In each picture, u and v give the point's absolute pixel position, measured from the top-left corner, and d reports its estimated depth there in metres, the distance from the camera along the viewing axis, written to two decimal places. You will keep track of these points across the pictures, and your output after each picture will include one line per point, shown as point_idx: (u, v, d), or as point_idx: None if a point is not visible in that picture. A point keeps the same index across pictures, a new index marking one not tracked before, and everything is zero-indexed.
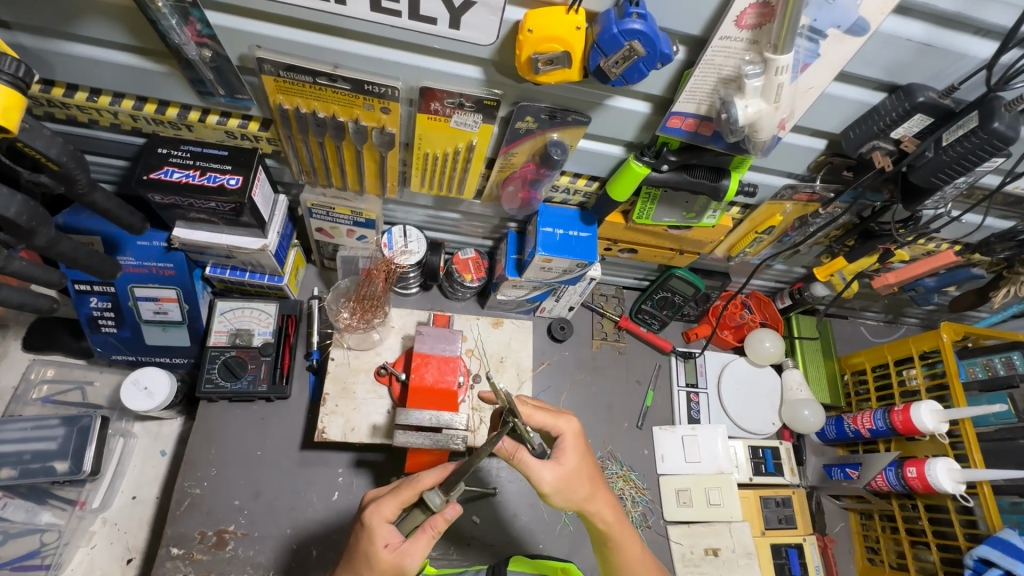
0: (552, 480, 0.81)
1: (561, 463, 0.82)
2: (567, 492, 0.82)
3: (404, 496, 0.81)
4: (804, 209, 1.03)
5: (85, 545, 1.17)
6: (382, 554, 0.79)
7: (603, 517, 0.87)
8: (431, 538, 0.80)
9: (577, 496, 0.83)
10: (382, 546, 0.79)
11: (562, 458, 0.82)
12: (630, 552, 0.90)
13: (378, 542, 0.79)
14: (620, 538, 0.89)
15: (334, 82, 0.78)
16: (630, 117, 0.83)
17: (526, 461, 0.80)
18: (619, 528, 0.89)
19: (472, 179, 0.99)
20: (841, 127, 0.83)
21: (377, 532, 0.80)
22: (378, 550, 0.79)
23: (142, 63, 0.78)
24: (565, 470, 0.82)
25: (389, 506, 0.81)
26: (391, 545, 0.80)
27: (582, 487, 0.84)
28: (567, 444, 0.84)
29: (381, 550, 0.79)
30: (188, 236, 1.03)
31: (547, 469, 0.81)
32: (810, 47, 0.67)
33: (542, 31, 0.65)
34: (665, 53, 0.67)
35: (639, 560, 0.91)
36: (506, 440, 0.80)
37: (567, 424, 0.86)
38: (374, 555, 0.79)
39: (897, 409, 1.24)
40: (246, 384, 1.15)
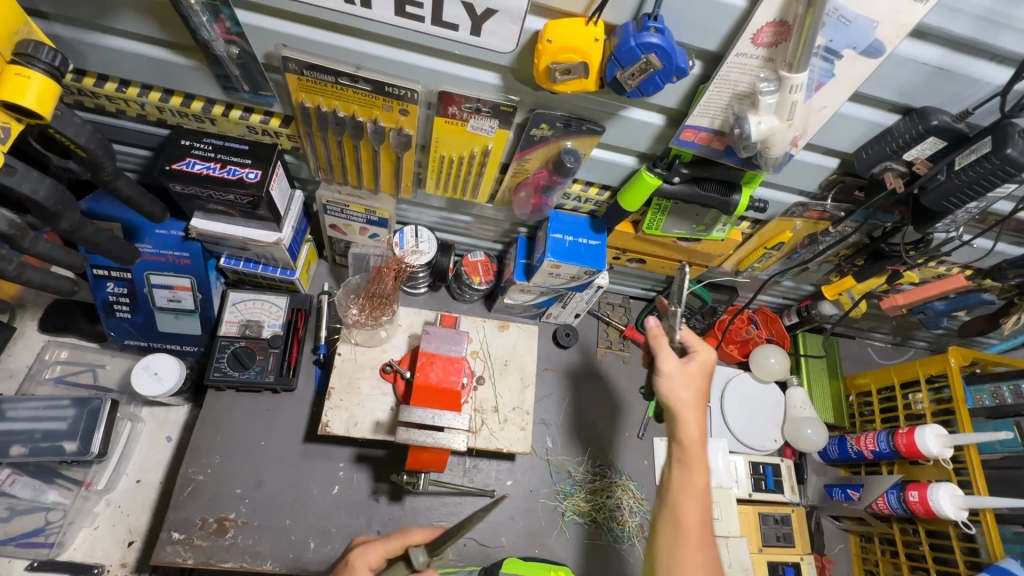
0: (671, 367, 0.94)
1: (683, 363, 0.94)
2: (676, 383, 0.92)
3: (392, 545, 0.87)
4: (815, 226, 1.03)
5: (88, 526, 1.19)
6: None
7: (690, 431, 0.90)
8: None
9: (681, 395, 0.92)
10: None
11: (687, 361, 0.95)
12: (696, 479, 0.88)
13: (354, 569, 0.84)
14: (693, 455, 0.89)
15: (356, 82, 0.79)
16: (645, 128, 0.84)
17: (659, 345, 0.95)
18: (693, 448, 0.90)
19: (485, 183, 1.01)
20: (853, 147, 0.83)
21: (356, 565, 0.85)
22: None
23: (171, 57, 0.80)
24: (686, 374, 0.94)
25: (375, 552, 0.87)
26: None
27: (691, 394, 0.93)
28: (698, 356, 0.95)
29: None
30: (205, 227, 1.05)
31: (671, 358, 0.94)
32: (825, 67, 0.67)
33: (562, 40, 0.67)
34: (681, 67, 0.68)
35: (700, 487, 0.88)
36: (655, 324, 0.97)
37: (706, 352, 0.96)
38: None
39: (902, 431, 1.23)
40: (253, 375, 1.16)
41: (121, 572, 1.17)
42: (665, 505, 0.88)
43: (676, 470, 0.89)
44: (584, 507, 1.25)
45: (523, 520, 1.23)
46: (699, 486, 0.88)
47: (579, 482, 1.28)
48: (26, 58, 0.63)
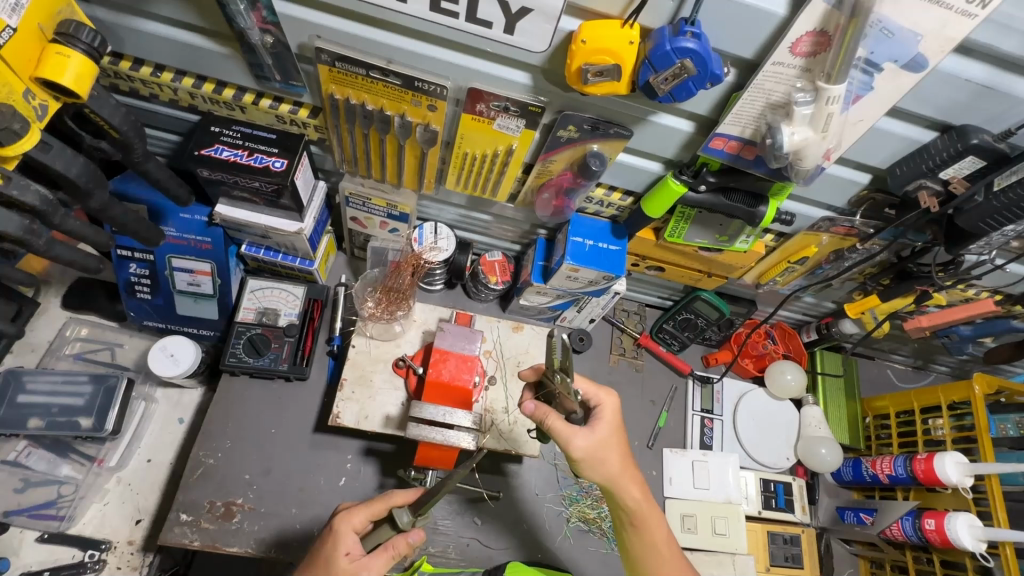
0: (581, 447, 0.85)
1: (593, 432, 0.87)
2: (598, 460, 0.86)
3: (375, 510, 0.93)
4: (841, 242, 1.01)
5: (99, 501, 1.20)
6: (341, 561, 0.88)
7: (636, 500, 0.88)
8: (388, 559, 0.88)
9: (607, 469, 0.86)
10: (342, 554, 0.89)
11: (596, 427, 0.87)
12: (655, 534, 0.88)
13: (341, 548, 0.89)
14: (648, 516, 0.88)
15: (386, 76, 0.79)
16: (673, 135, 0.83)
17: (559, 427, 0.85)
18: (644, 512, 0.88)
19: (507, 183, 1.01)
20: (886, 163, 0.82)
21: (342, 540, 0.90)
22: (338, 558, 0.88)
23: (207, 44, 0.81)
24: (601, 441, 0.87)
25: (359, 517, 0.92)
26: (350, 555, 0.89)
27: (613, 461, 0.87)
28: (603, 415, 0.88)
29: (341, 556, 0.88)
30: (230, 214, 1.06)
31: (579, 436, 0.85)
32: (864, 79, 0.66)
33: (596, 42, 0.66)
34: (716, 74, 0.67)
35: (662, 539, 0.88)
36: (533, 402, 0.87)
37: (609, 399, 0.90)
38: (333, 561, 0.88)
39: (920, 457, 1.19)
40: (268, 362, 1.17)
41: (128, 549, 1.18)
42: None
43: (643, 552, 0.88)
44: (590, 515, 1.24)
45: (527, 524, 1.21)
46: (670, 546, 0.89)
47: (585, 488, 1.27)
48: (68, 38, 0.64)
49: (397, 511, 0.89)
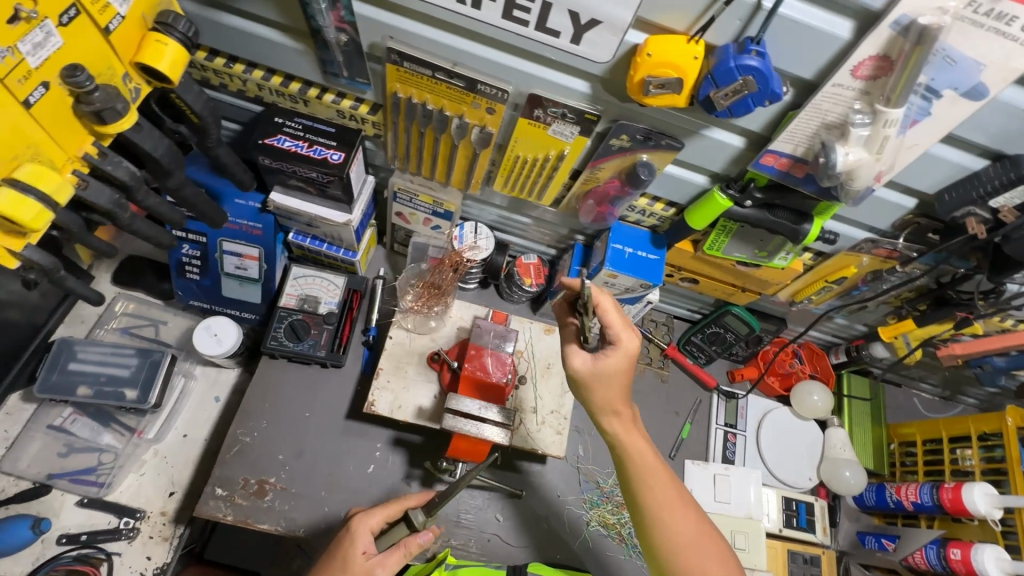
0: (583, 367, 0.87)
1: (598, 359, 0.86)
2: (592, 388, 0.87)
3: (390, 511, 0.97)
4: (882, 265, 1.01)
5: (135, 471, 1.24)
6: (358, 558, 0.91)
7: (630, 441, 0.89)
8: (402, 557, 0.92)
9: (597, 398, 0.88)
10: (359, 552, 0.92)
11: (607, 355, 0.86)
12: (649, 471, 0.88)
13: (358, 545, 0.93)
14: (634, 450, 0.88)
15: (450, 78, 0.83)
16: (724, 149, 0.85)
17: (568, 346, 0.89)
18: (635, 448, 0.89)
19: (553, 188, 1.04)
20: (934, 188, 0.83)
21: (359, 538, 0.94)
22: (355, 554, 0.92)
23: (283, 40, 0.86)
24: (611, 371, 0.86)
25: (376, 518, 0.97)
26: (365, 554, 0.93)
27: (607, 394, 0.88)
28: (617, 353, 0.86)
29: (358, 553, 0.92)
30: (283, 202, 1.10)
31: (578, 357, 0.87)
32: (922, 105, 0.68)
33: (661, 55, 0.69)
34: (776, 92, 0.69)
35: (654, 475, 0.88)
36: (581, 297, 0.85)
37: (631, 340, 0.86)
38: (350, 558, 0.92)
39: (947, 486, 1.19)
40: (307, 348, 1.21)
41: (160, 520, 1.21)
42: (659, 526, 0.85)
43: (642, 493, 0.87)
44: (610, 520, 1.25)
45: (547, 524, 1.23)
46: (667, 484, 0.88)
47: (606, 493, 1.28)
48: (166, 27, 0.68)
49: (411, 511, 0.92)
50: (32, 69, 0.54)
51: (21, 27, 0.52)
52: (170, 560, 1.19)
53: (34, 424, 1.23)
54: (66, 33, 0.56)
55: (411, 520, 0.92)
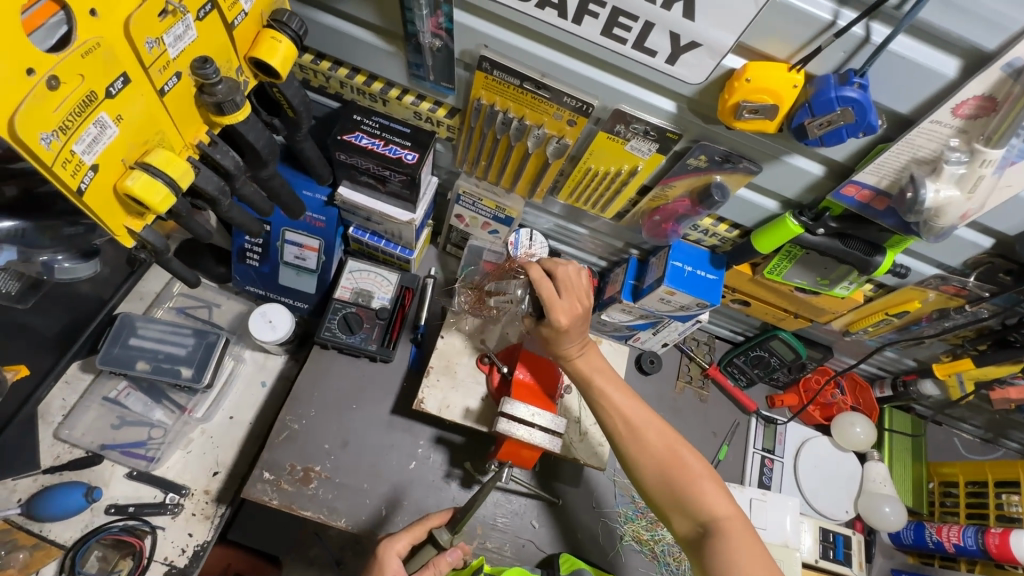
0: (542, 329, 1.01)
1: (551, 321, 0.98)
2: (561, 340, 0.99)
3: (415, 534, 1.01)
4: (947, 301, 1.01)
5: (182, 449, 1.27)
6: None
7: (596, 376, 1.01)
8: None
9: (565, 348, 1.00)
10: None
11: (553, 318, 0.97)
12: (615, 397, 0.99)
13: (388, 569, 0.97)
14: (604, 386, 1.00)
15: (537, 88, 0.84)
16: (802, 175, 0.86)
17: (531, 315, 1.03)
18: (600, 379, 1.01)
19: (619, 202, 1.05)
20: (1016, 230, 0.82)
21: (388, 563, 0.98)
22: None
23: (376, 41, 0.88)
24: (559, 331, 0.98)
25: (401, 542, 1.00)
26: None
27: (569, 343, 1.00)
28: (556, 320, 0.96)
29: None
30: (350, 197, 1.12)
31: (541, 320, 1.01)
32: (1021, 147, 0.67)
33: (760, 81, 0.70)
34: (872, 124, 0.69)
35: (625, 404, 0.99)
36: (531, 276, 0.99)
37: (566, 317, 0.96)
38: None
39: (993, 531, 1.17)
40: (359, 341, 1.23)
41: (204, 498, 1.24)
42: (630, 441, 0.97)
43: (611, 418, 0.99)
44: (643, 535, 1.24)
45: (582, 533, 1.23)
46: (632, 407, 0.99)
47: (640, 508, 1.28)
48: (280, 25, 0.71)
49: (436, 533, 0.99)
50: (170, 60, 0.57)
51: (168, 20, 0.55)
52: (211, 538, 1.21)
53: (91, 395, 1.26)
54: (201, 27, 0.59)
55: (437, 540, 0.98)
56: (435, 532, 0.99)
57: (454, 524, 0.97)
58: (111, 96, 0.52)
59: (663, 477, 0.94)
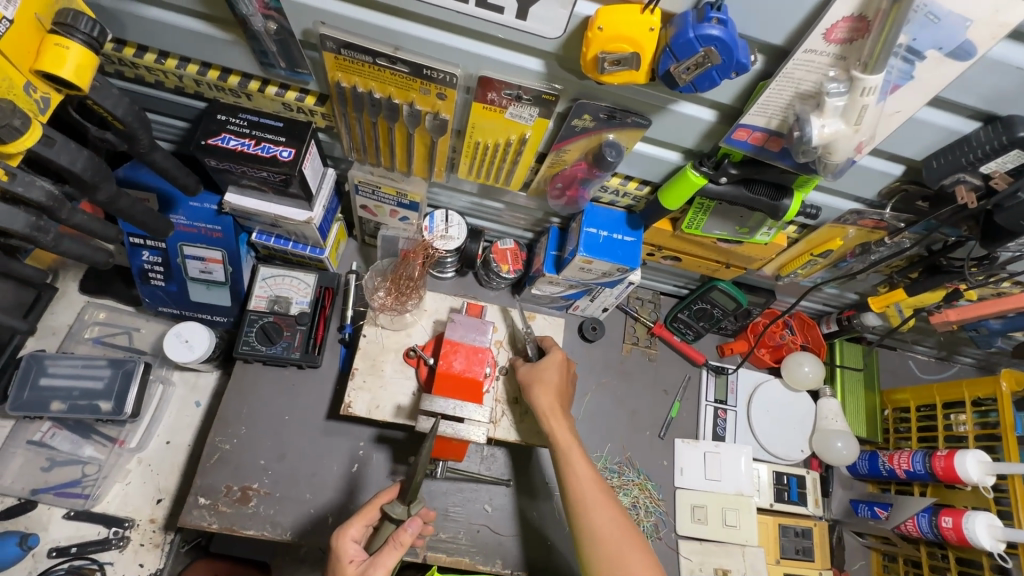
0: (524, 376, 1.09)
1: (535, 367, 1.10)
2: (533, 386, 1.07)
3: (368, 517, 0.93)
4: (869, 236, 0.96)
5: (121, 481, 1.23)
6: (349, 567, 0.87)
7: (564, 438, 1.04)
8: (396, 553, 0.86)
9: (540, 399, 1.05)
10: (349, 561, 0.88)
11: (537, 366, 1.10)
12: (578, 465, 1.02)
13: (345, 555, 0.89)
14: (569, 447, 1.03)
15: (393, 64, 0.76)
16: (694, 124, 0.79)
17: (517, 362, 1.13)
18: (571, 447, 1.03)
19: (519, 172, 0.97)
20: (923, 154, 0.76)
21: (343, 550, 0.89)
22: (345, 566, 0.88)
23: (210, 31, 0.79)
24: (539, 379, 1.08)
25: (355, 528, 0.92)
26: (356, 562, 0.88)
27: (546, 397, 1.06)
28: (549, 360, 1.11)
29: (346, 564, 0.87)
30: (238, 203, 1.05)
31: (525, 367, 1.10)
32: (904, 68, 0.61)
33: (614, 29, 0.62)
34: (742, 62, 0.63)
35: (585, 472, 1.02)
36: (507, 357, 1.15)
37: (553, 372, 1.09)
38: (341, 571, 0.87)
39: (940, 454, 1.16)
40: (280, 351, 1.17)
41: (150, 527, 1.21)
42: (580, 517, 0.99)
43: (573, 482, 1.01)
44: None
45: (535, 511, 1.22)
46: (590, 477, 1.02)
47: None
48: (66, 28, 0.61)
49: (386, 507, 0.89)
50: None
51: None
52: (164, 565, 1.19)
53: (14, 441, 1.20)
54: None
55: (391, 514, 0.89)
56: (387, 507, 0.89)
57: (403, 493, 0.89)
58: None
59: (608, 547, 0.96)
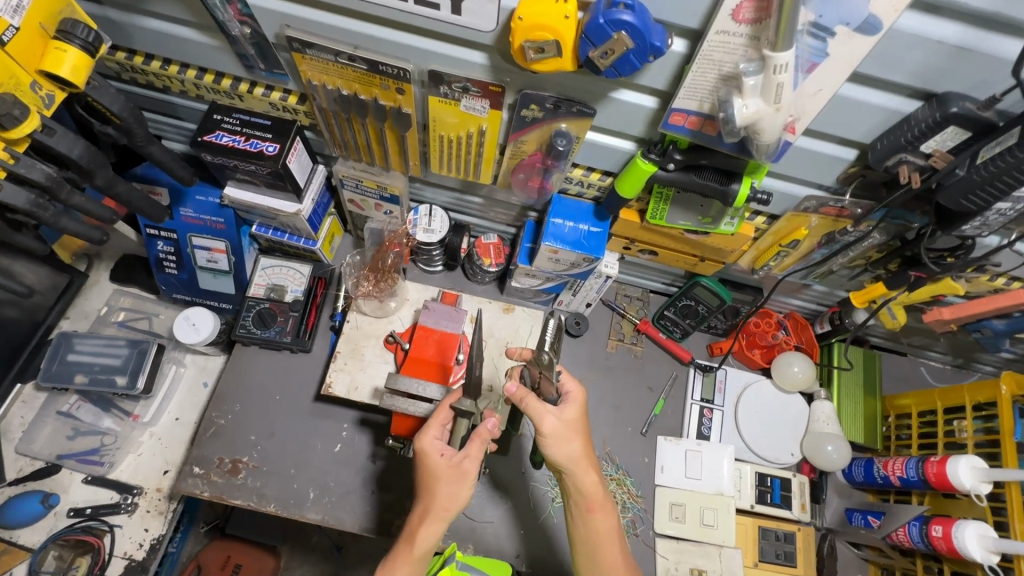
0: (551, 427, 0.92)
1: (561, 414, 0.93)
2: (560, 435, 0.92)
3: (442, 417, 0.95)
4: (833, 225, 0.94)
5: (134, 452, 1.35)
6: (441, 461, 0.91)
7: (589, 489, 0.95)
8: (483, 445, 0.95)
9: (570, 450, 0.93)
10: (439, 455, 0.92)
11: (562, 410, 0.93)
12: (600, 522, 0.96)
13: (434, 452, 0.92)
14: (595, 502, 0.95)
15: (353, 61, 0.84)
16: (638, 111, 0.82)
17: (532, 405, 0.92)
18: (596, 504, 0.95)
19: (485, 164, 1.02)
20: (868, 137, 0.75)
21: (429, 448, 0.92)
22: (436, 460, 0.92)
23: (199, 37, 0.89)
24: (566, 427, 0.93)
25: (433, 429, 0.94)
26: (447, 455, 0.93)
27: (576, 447, 0.94)
28: (572, 400, 0.95)
29: (439, 458, 0.91)
30: (236, 196, 1.15)
31: (549, 414, 0.92)
32: (815, 44, 0.62)
33: (533, 18, 0.66)
34: (657, 46, 0.65)
35: (607, 534, 0.95)
36: (516, 387, 0.92)
37: (574, 413, 0.94)
38: (434, 465, 0.92)
39: (933, 460, 1.10)
40: (274, 334, 1.26)
41: (157, 495, 1.32)
42: None
43: (598, 544, 0.95)
44: None
45: (509, 500, 1.24)
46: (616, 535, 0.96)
47: None
48: (65, 34, 0.72)
49: (455, 405, 0.94)
50: None
51: None
52: (166, 531, 1.29)
53: (45, 411, 1.35)
54: None
55: (462, 410, 0.93)
56: (455, 404, 0.94)
57: (468, 387, 0.93)
58: None
59: None
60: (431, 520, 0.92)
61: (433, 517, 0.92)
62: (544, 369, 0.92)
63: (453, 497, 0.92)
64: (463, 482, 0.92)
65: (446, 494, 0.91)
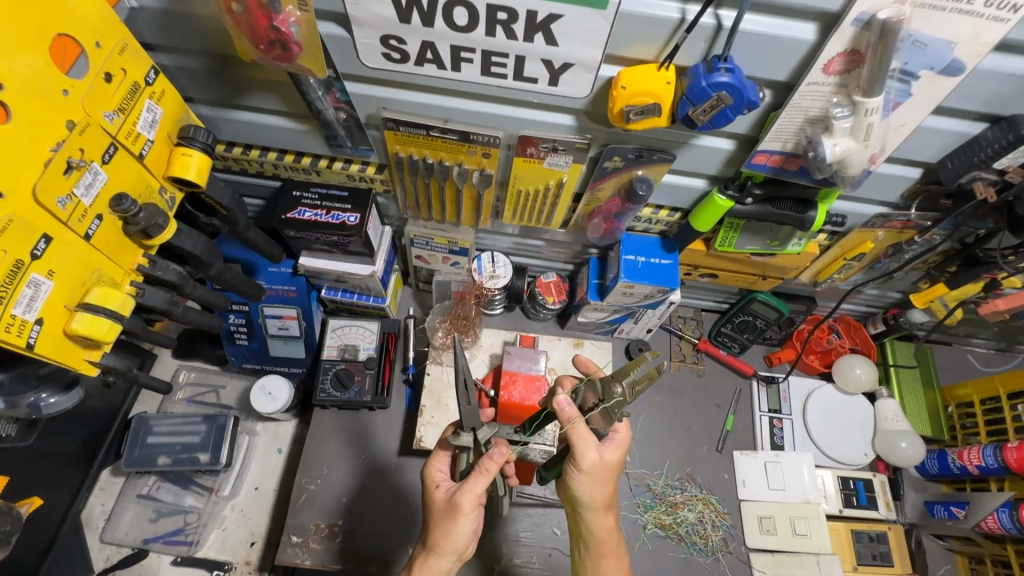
0: (589, 464, 0.86)
1: (602, 453, 0.88)
2: (592, 475, 0.87)
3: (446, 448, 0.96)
4: (899, 236, 1.01)
5: (218, 527, 1.34)
6: (436, 493, 0.90)
7: (605, 528, 0.92)
8: (485, 479, 0.83)
9: (597, 490, 0.88)
10: (436, 488, 0.91)
11: (605, 451, 0.88)
12: (607, 563, 0.93)
13: (434, 483, 0.92)
14: (607, 545, 0.93)
15: (444, 133, 0.89)
16: (715, 154, 0.87)
17: (577, 433, 0.85)
18: (607, 547, 0.92)
19: (559, 212, 1.07)
20: (937, 157, 0.81)
21: (431, 478, 0.93)
22: (434, 491, 0.91)
23: (289, 124, 0.94)
24: (602, 472, 0.87)
25: (441, 463, 0.96)
26: (443, 487, 0.91)
27: (605, 488, 0.89)
28: (618, 441, 0.90)
29: (435, 490, 0.90)
30: (311, 264, 1.18)
31: (593, 450, 0.86)
32: (901, 87, 0.68)
33: (635, 86, 0.72)
34: (752, 100, 0.71)
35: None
36: (569, 405, 0.85)
37: (614, 454, 0.89)
38: (432, 498, 0.90)
39: (1011, 446, 1.15)
40: (353, 395, 1.28)
41: (247, 569, 1.31)
42: None
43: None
44: (665, 521, 1.25)
45: None
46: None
47: (659, 495, 1.29)
48: (188, 140, 0.76)
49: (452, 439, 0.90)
50: (86, 207, 0.63)
51: (74, 174, 0.61)
52: None
53: (125, 496, 1.34)
54: (109, 168, 0.65)
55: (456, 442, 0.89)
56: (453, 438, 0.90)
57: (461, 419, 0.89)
58: (37, 257, 0.58)
59: None
60: (427, 557, 0.87)
61: (430, 551, 0.86)
62: (606, 403, 0.85)
63: (444, 533, 0.85)
64: (455, 517, 0.84)
65: (437, 529, 0.86)
